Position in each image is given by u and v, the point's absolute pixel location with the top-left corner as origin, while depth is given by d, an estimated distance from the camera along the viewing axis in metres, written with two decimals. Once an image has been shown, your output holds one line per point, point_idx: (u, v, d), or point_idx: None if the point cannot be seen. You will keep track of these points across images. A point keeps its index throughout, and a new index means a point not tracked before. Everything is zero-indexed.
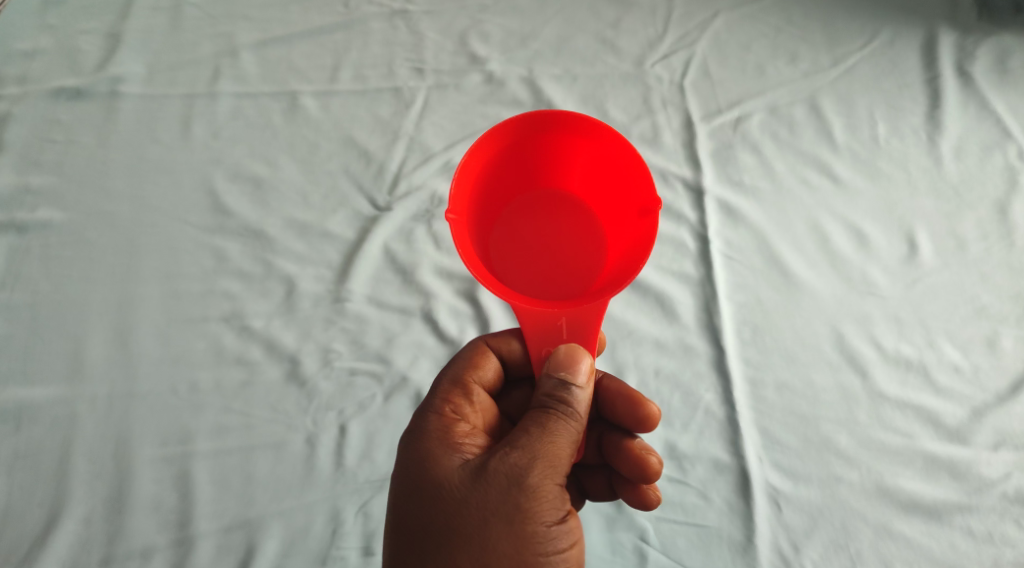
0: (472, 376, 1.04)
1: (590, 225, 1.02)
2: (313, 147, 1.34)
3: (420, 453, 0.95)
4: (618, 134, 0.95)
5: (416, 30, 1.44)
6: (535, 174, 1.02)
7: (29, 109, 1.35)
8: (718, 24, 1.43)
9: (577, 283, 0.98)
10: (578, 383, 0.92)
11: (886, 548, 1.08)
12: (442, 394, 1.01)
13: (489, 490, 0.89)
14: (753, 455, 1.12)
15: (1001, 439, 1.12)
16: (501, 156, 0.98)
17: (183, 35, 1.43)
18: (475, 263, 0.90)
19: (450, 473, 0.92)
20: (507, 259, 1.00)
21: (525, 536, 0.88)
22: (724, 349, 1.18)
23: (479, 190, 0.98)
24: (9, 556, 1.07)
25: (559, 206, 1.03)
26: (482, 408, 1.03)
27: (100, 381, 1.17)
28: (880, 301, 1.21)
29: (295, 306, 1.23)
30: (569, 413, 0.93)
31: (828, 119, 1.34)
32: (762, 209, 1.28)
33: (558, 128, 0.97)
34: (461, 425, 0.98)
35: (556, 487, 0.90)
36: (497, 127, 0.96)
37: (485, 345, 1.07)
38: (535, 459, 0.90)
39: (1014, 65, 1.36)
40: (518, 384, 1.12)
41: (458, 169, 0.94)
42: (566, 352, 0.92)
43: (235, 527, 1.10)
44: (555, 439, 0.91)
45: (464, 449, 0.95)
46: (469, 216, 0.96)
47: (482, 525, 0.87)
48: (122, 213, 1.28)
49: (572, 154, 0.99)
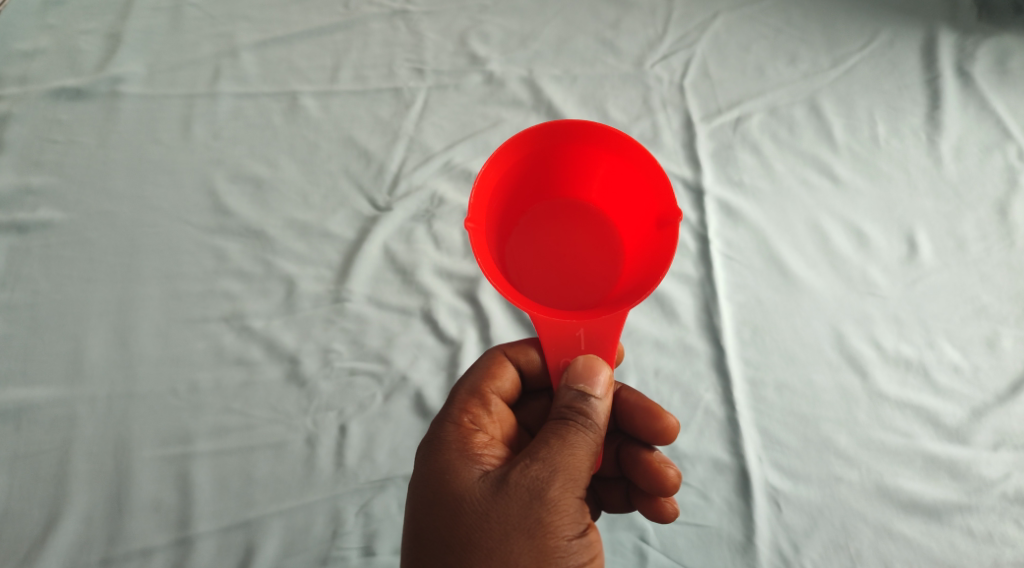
0: (489, 386, 1.04)
1: (607, 235, 1.02)
2: (313, 148, 1.34)
3: (439, 464, 0.95)
4: (640, 146, 0.95)
5: (416, 30, 1.44)
6: (551, 184, 1.03)
7: (29, 109, 1.36)
8: (718, 24, 1.43)
9: (594, 294, 0.99)
10: (597, 395, 0.92)
11: (885, 548, 1.08)
12: (460, 404, 1.01)
13: (510, 503, 0.89)
14: (753, 455, 1.12)
15: (1001, 439, 1.12)
16: (521, 165, 0.98)
17: (183, 35, 1.43)
18: (494, 273, 0.90)
19: (470, 486, 0.92)
20: (522, 269, 1.00)
21: (546, 551, 0.87)
22: (724, 349, 1.18)
23: (495, 199, 0.98)
24: (10, 557, 1.07)
25: (577, 215, 1.04)
26: (500, 418, 1.03)
27: (100, 381, 1.17)
28: (881, 302, 1.21)
29: (295, 306, 1.23)
30: (588, 425, 0.93)
31: (828, 119, 1.34)
32: (762, 209, 1.28)
33: (578, 138, 0.96)
34: (479, 436, 0.98)
35: (576, 500, 0.90)
36: (516, 137, 0.96)
37: (502, 355, 1.07)
38: (556, 472, 0.90)
39: (1014, 65, 1.36)
40: (536, 394, 1.12)
41: (476, 178, 0.94)
42: (585, 364, 0.92)
43: (235, 527, 1.10)
44: (575, 451, 0.91)
45: (483, 461, 0.95)
46: (486, 226, 0.96)
47: (504, 540, 0.87)
48: (123, 214, 1.28)
49: (590, 164, 1.00)
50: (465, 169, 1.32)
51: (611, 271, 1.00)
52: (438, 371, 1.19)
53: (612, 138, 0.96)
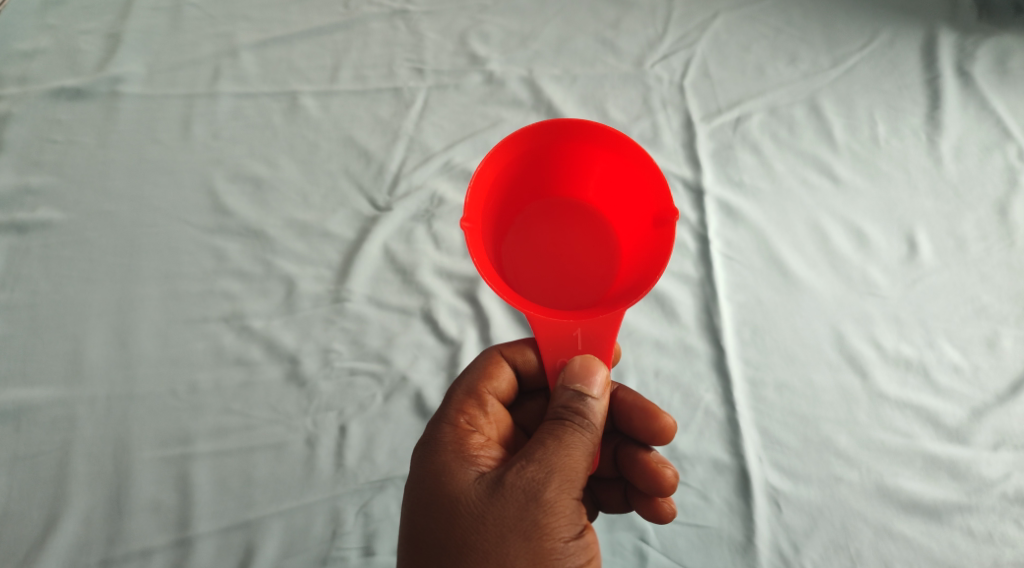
0: (486, 387, 1.04)
1: (604, 235, 1.02)
2: (313, 148, 1.34)
3: (435, 466, 0.95)
4: (636, 145, 0.95)
5: (416, 30, 1.44)
6: (547, 183, 1.03)
7: (29, 108, 1.35)
8: (718, 24, 1.43)
9: (591, 293, 0.99)
10: (594, 395, 0.92)
11: (885, 548, 1.08)
12: (456, 405, 1.01)
13: (506, 505, 0.89)
14: (753, 455, 1.12)
15: (1001, 439, 1.12)
16: (517, 164, 0.98)
17: (183, 35, 1.43)
18: (490, 273, 0.90)
19: (466, 488, 0.92)
20: (519, 269, 1.00)
21: (542, 553, 0.87)
22: (724, 349, 1.18)
23: (491, 199, 0.98)
24: (10, 558, 1.07)
25: (574, 215, 1.04)
26: (496, 418, 1.03)
27: (100, 381, 1.17)
28: (881, 301, 1.21)
29: (295, 306, 1.23)
30: (585, 425, 0.92)
31: (828, 119, 1.34)
32: (762, 208, 1.28)
33: (573, 136, 0.97)
34: (475, 437, 0.98)
35: (573, 501, 0.90)
36: (511, 135, 0.97)
37: (499, 355, 1.07)
38: (552, 473, 0.90)
39: (1014, 65, 1.36)
40: (532, 394, 1.12)
41: (472, 178, 0.94)
42: (581, 364, 0.92)
43: (235, 527, 1.10)
44: (571, 452, 0.91)
45: (479, 461, 0.95)
46: (482, 225, 0.96)
47: (500, 542, 0.87)
48: (122, 214, 1.28)
49: (586, 163, 1.00)
50: (465, 169, 1.32)
51: (608, 271, 1.00)
52: (438, 371, 1.19)
53: (607, 136, 0.96)
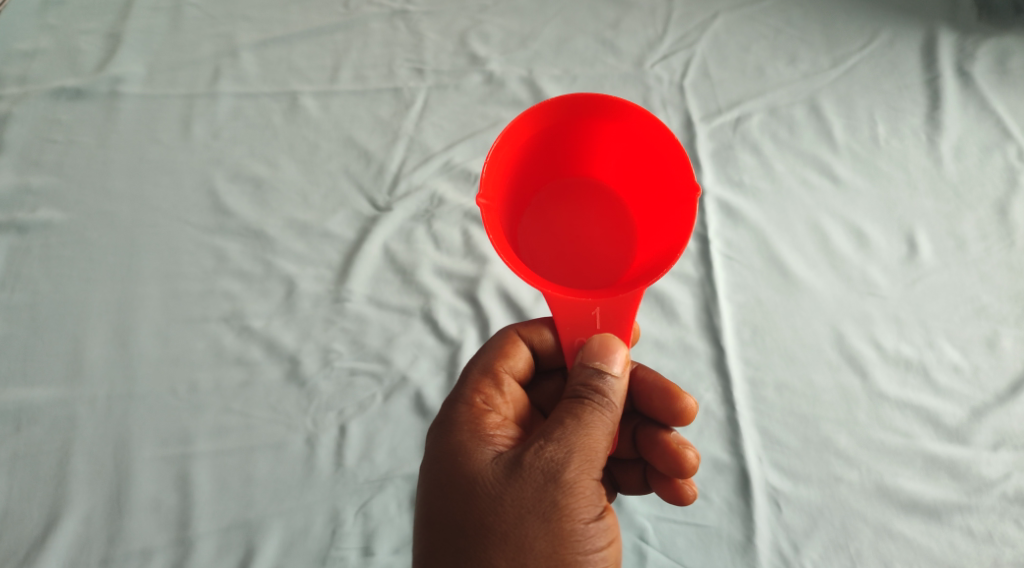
0: (502, 366, 1.04)
1: (620, 215, 1.04)
2: (313, 148, 1.34)
3: (452, 446, 0.95)
4: (658, 120, 0.94)
5: (416, 30, 1.44)
6: (563, 162, 1.03)
7: (29, 109, 1.35)
8: (718, 24, 1.43)
9: (608, 274, 1.00)
10: (614, 373, 0.92)
11: (885, 548, 1.08)
12: (472, 385, 1.02)
13: (524, 486, 0.89)
14: (753, 455, 1.12)
15: (1001, 439, 1.12)
16: (534, 140, 0.98)
17: (184, 36, 1.43)
18: (506, 249, 0.89)
19: (483, 469, 0.91)
20: (535, 249, 1.01)
21: (562, 535, 0.87)
22: (724, 348, 1.18)
23: (506, 177, 0.98)
24: (9, 557, 1.07)
25: (589, 195, 1.05)
26: (513, 398, 1.03)
27: (100, 381, 1.17)
28: (881, 301, 1.21)
29: (295, 306, 1.23)
30: (605, 404, 0.92)
31: (828, 119, 1.34)
32: (761, 208, 1.28)
33: (590, 113, 0.96)
34: (492, 417, 0.98)
35: (593, 482, 0.90)
36: (529, 111, 0.96)
37: (515, 335, 1.07)
38: (572, 453, 0.90)
39: (1014, 66, 1.36)
40: (549, 375, 1.13)
41: (488, 155, 0.93)
42: (601, 342, 0.92)
43: (235, 526, 1.10)
44: (591, 431, 0.91)
45: (496, 441, 0.95)
46: (498, 204, 0.96)
47: (519, 523, 0.87)
48: (123, 214, 1.29)
49: (602, 140, 1.00)
50: (465, 169, 1.32)
51: (625, 251, 1.01)
52: (438, 371, 1.19)
53: (626, 112, 0.95)
